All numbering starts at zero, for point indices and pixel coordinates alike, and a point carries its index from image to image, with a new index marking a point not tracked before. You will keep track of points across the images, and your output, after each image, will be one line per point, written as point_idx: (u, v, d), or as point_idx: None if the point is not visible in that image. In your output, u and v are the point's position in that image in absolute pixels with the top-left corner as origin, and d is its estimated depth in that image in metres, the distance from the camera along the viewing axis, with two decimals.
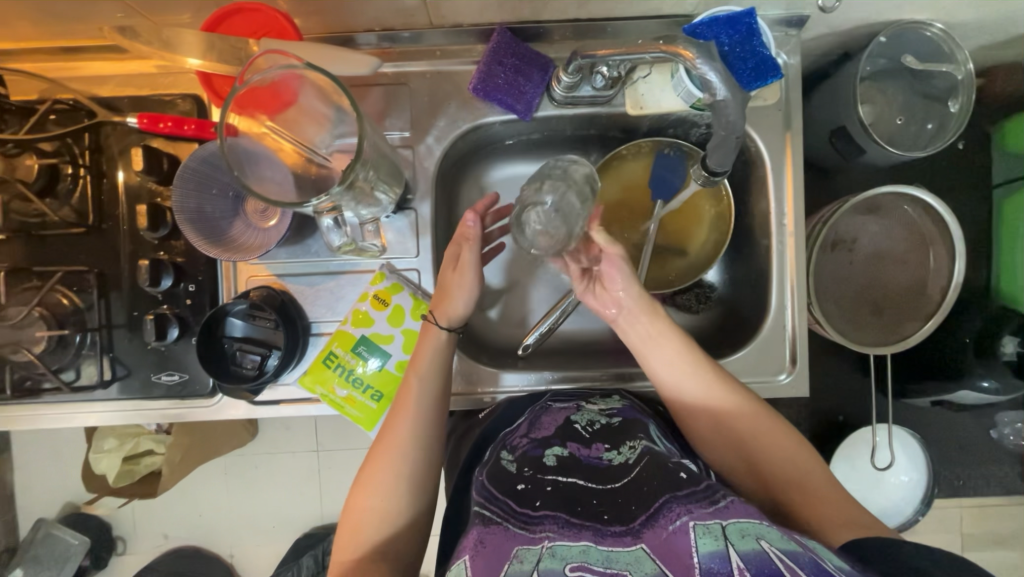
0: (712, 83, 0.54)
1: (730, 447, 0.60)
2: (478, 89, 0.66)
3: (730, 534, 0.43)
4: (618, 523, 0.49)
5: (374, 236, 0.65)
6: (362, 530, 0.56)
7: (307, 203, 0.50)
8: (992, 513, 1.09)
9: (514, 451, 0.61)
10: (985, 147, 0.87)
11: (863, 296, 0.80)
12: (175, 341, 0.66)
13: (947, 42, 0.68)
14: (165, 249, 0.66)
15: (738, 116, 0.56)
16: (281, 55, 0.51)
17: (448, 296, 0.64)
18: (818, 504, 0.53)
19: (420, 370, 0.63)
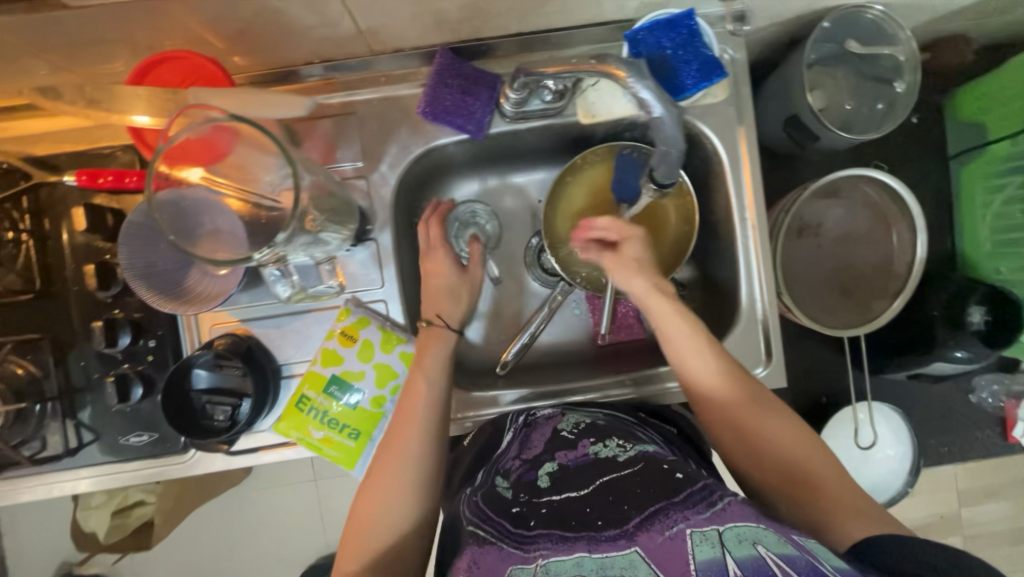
0: (646, 100, 0.54)
1: (749, 453, 0.58)
2: (427, 113, 0.65)
3: (727, 539, 0.43)
4: (611, 526, 0.48)
5: (331, 276, 0.66)
6: (370, 533, 0.56)
7: (250, 258, 0.49)
8: (982, 470, 1.11)
9: (508, 476, 0.59)
10: (939, 119, 0.89)
11: (832, 278, 0.81)
12: (140, 401, 0.64)
13: (889, 24, 0.67)
14: (120, 306, 0.64)
15: (676, 130, 0.55)
16: (208, 109, 0.50)
17: (442, 296, 0.70)
18: (837, 508, 0.51)
19: (427, 371, 0.64)
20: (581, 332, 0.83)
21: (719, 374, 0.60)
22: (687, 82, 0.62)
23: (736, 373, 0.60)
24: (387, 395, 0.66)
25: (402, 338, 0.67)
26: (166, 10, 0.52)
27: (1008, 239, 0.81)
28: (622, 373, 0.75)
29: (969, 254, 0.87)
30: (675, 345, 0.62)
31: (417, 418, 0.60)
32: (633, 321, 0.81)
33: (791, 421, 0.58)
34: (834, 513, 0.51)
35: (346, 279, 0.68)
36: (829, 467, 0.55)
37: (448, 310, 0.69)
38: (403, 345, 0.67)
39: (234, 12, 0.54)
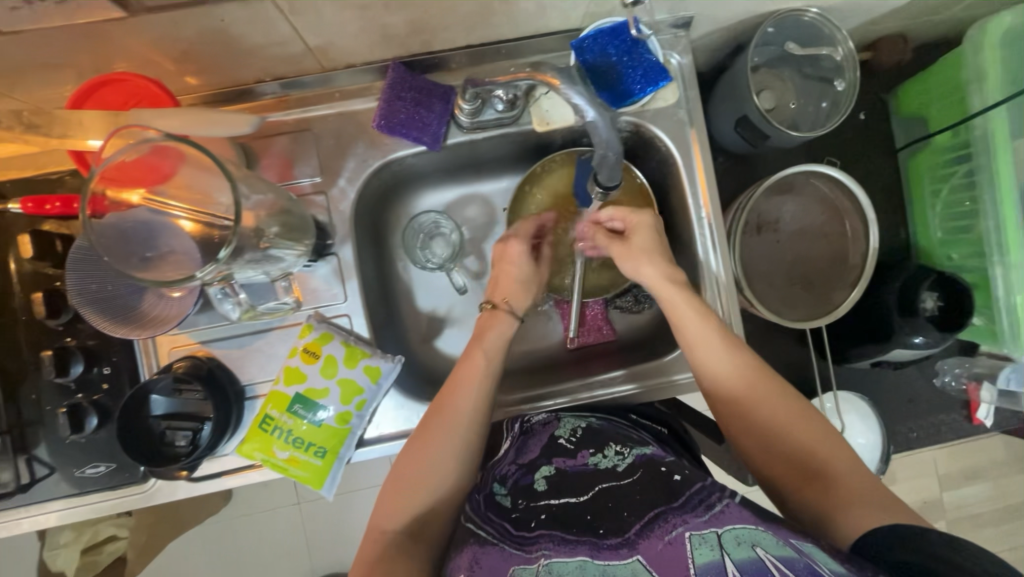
0: (579, 104, 0.55)
1: (759, 442, 0.56)
2: (383, 126, 0.65)
3: (725, 542, 0.44)
4: (613, 534, 0.48)
5: (286, 292, 0.65)
6: (402, 507, 0.56)
7: (194, 277, 0.47)
8: (954, 453, 1.14)
9: (505, 482, 0.58)
10: (885, 114, 0.92)
11: (793, 272, 0.82)
12: (96, 431, 0.62)
13: (826, 24, 0.70)
14: (72, 334, 0.62)
15: (610, 133, 0.57)
16: (139, 127, 0.49)
17: (513, 284, 0.72)
18: (845, 501, 0.49)
19: (485, 352, 0.65)
20: (552, 337, 0.83)
21: (729, 362, 0.59)
22: (634, 87, 0.65)
23: (747, 361, 0.59)
24: (352, 410, 0.65)
25: (366, 353, 0.66)
26: (106, 33, 0.51)
27: (958, 226, 0.84)
28: (589, 378, 0.75)
29: (923, 242, 0.90)
30: (685, 332, 0.62)
31: (472, 394, 0.61)
32: (602, 322, 0.81)
33: (805, 408, 0.56)
34: (841, 507, 0.49)
35: (303, 295, 0.67)
36: (843, 456, 0.53)
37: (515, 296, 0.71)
38: (367, 360, 0.66)
39: (178, 34, 0.54)
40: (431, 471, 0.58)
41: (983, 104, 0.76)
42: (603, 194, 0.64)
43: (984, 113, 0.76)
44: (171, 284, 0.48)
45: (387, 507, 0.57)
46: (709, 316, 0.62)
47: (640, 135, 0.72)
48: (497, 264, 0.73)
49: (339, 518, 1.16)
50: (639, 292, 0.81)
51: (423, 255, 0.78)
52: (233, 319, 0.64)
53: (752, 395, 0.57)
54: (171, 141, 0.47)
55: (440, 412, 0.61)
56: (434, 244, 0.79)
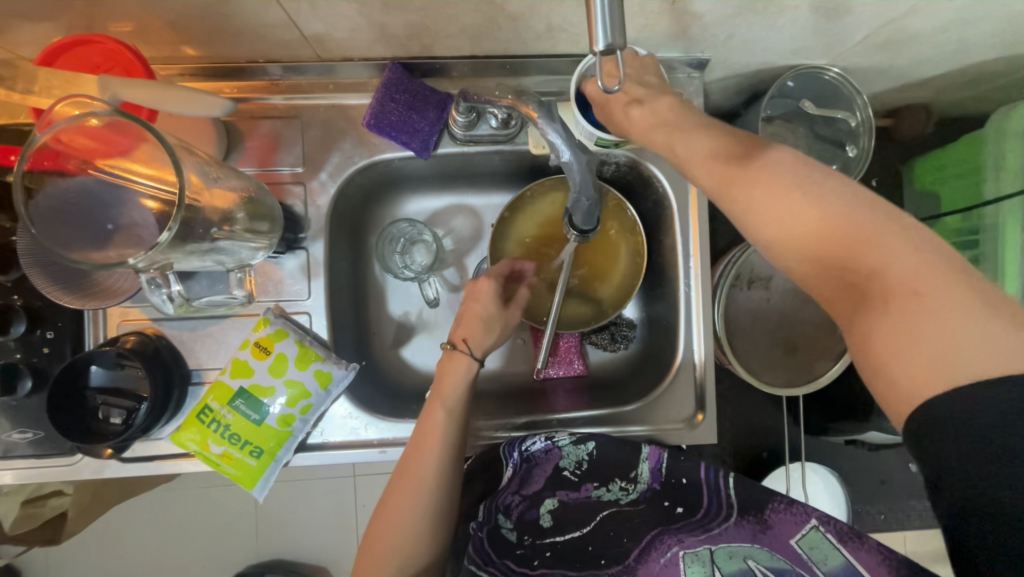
0: (554, 144, 0.49)
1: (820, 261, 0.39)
2: (372, 124, 0.63)
3: (717, 558, 0.52)
4: (615, 563, 0.55)
5: (239, 286, 0.62)
6: None
7: (124, 263, 0.44)
8: None
9: (510, 516, 0.59)
10: (898, 184, 0.90)
11: (778, 335, 0.80)
12: (28, 395, 0.60)
13: (846, 85, 0.69)
14: (20, 292, 0.59)
15: (587, 177, 0.51)
16: (88, 100, 0.45)
17: (477, 323, 0.66)
18: (919, 334, 0.35)
19: (446, 402, 0.62)
20: (522, 363, 0.80)
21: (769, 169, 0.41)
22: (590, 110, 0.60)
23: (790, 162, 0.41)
24: (296, 414, 0.62)
25: (320, 356, 0.63)
26: None
27: None
28: (550, 414, 0.71)
29: None
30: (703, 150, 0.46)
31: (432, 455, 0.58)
32: (574, 356, 0.77)
33: (881, 212, 0.38)
34: (910, 354, 0.35)
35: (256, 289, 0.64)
36: (943, 272, 0.35)
37: (477, 338, 0.66)
38: (319, 364, 0.63)
39: (168, 4, 0.52)
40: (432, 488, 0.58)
41: (995, 193, 0.74)
42: (580, 239, 0.58)
43: (997, 203, 0.73)
44: (95, 267, 0.44)
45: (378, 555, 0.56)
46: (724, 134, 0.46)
47: (638, 171, 0.71)
48: (465, 301, 0.68)
49: (290, 509, 1.13)
50: (617, 329, 0.78)
51: (401, 260, 0.74)
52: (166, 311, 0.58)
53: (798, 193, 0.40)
54: (119, 117, 0.44)
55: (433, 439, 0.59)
56: (416, 249, 0.75)
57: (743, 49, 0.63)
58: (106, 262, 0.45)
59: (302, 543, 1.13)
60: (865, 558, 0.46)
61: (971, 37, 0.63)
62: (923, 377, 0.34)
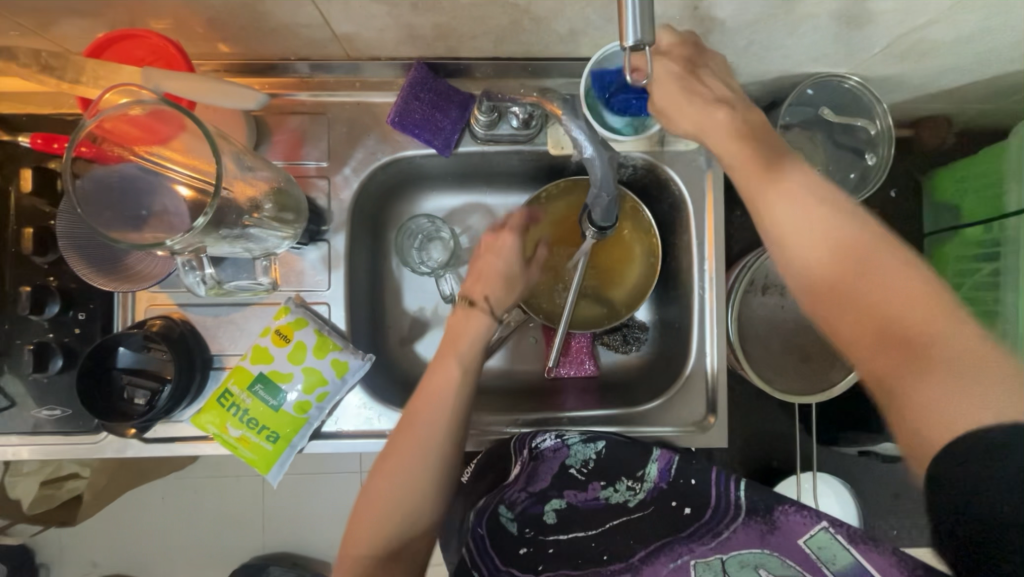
0: (577, 140, 0.51)
1: (863, 308, 0.44)
2: (396, 122, 0.64)
3: (729, 567, 0.51)
4: (617, 561, 0.54)
5: (264, 273, 0.64)
6: (372, 527, 0.57)
7: (163, 245, 0.46)
8: None
9: (513, 508, 0.59)
10: (917, 195, 0.89)
11: (792, 342, 0.79)
12: (59, 373, 0.62)
13: (865, 94, 0.69)
14: (56, 274, 0.62)
15: (607, 173, 0.52)
16: (134, 90, 0.48)
17: (495, 280, 0.67)
18: (954, 377, 0.39)
19: (461, 355, 0.64)
20: (533, 362, 0.80)
21: (825, 219, 0.46)
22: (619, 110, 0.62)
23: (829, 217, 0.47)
24: (312, 401, 0.64)
25: (337, 346, 0.65)
26: None
27: None
28: (560, 412, 0.72)
29: None
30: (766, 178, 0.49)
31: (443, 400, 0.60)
32: (585, 356, 0.77)
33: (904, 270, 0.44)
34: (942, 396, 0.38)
35: (280, 277, 0.66)
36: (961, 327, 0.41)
37: (494, 296, 0.67)
38: (337, 353, 0.64)
39: (209, 2, 0.54)
40: (429, 435, 0.59)
41: (1018, 204, 0.73)
42: (597, 237, 0.59)
43: (1019, 214, 0.72)
44: (134, 248, 0.46)
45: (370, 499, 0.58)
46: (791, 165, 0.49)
47: (655, 174, 0.72)
48: (482, 255, 0.69)
49: (299, 501, 1.14)
50: (630, 331, 0.79)
51: (418, 256, 0.75)
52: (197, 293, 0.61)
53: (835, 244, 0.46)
54: (163, 106, 0.46)
55: (432, 388, 0.61)
56: (433, 246, 0.76)
57: (763, 56, 0.64)
58: (145, 244, 0.47)
59: (307, 537, 1.14)
60: (878, 562, 0.45)
61: (995, 48, 0.63)
62: (959, 416, 0.38)
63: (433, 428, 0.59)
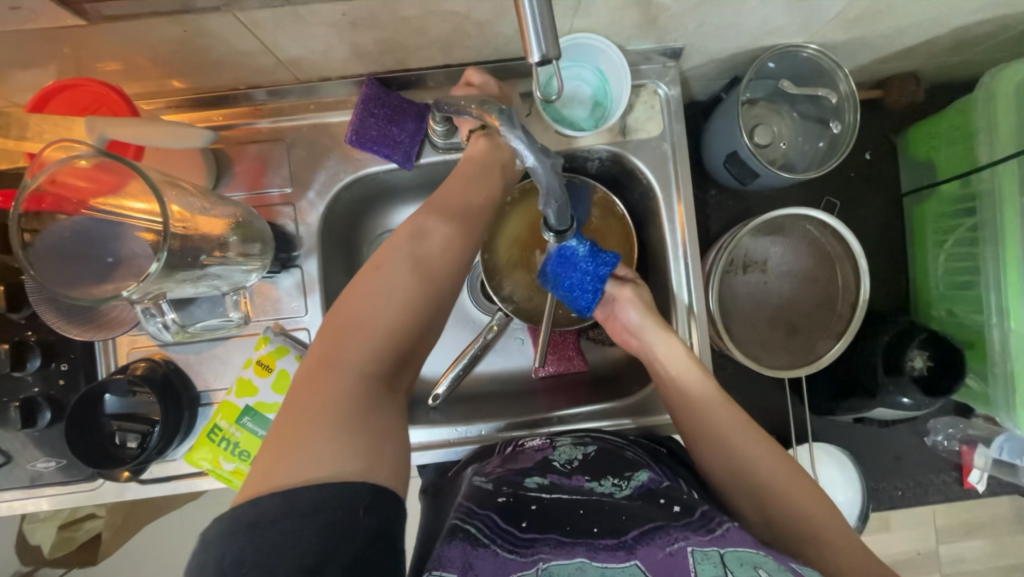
0: (517, 150, 0.44)
1: (755, 508, 0.59)
2: (354, 141, 0.64)
3: (728, 561, 0.46)
4: (609, 535, 0.49)
5: (234, 308, 0.65)
6: (361, 353, 0.51)
7: (119, 296, 0.47)
8: (959, 510, 1.07)
9: (489, 475, 0.60)
10: (892, 155, 0.88)
11: (778, 318, 0.80)
12: (48, 426, 0.63)
13: (825, 61, 0.68)
14: (34, 328, 0.62)
15: (555, 181, 0.47)
16: (72, 144, 0.47)
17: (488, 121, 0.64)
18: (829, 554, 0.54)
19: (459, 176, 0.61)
20: (520, 364, 0.81)
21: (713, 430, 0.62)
22: (584, 306, 0.68)
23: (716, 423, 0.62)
24: None
25: None
26: (73, 38, 0.51)
27: (960, 281, 0.79)
28: (551, 412, 0.73)
29: (923, 294, 0.86)
30: (673, 386, 0.64)
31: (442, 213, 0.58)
32: (573, 351, 0.77)
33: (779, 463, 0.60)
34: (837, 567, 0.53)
35: (253, 310, 0.67)
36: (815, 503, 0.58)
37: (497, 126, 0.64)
38: None
39: (146, 41, 0.53)
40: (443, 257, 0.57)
41: (990, 157, 0.72)
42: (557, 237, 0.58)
43: (991, 167, 0.71)
44: (90, 302, 0.47)
45: (349, 346, 0.51)
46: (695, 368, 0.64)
47: (621, 164, 0.71)
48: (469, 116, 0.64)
49: None
50: None
51: None
52: (165, 339, 0.63)
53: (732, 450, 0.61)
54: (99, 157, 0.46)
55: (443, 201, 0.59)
56: None
57: (717, 34, 0.63)
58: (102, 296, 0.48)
59: None
60: None
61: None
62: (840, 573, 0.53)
63: (437, 256, 0.57)
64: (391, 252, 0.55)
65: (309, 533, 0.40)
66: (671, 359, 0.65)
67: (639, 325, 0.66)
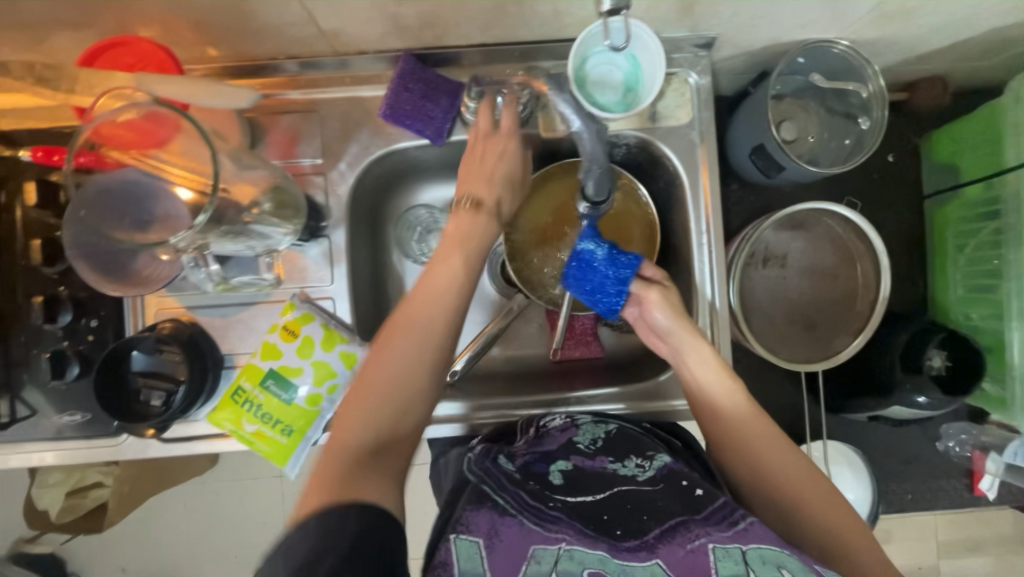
0: (565, 114, 0.50)
1: (772, 507, 0.59)
2: (387, 114, 0.65)
3: (751, 560, 0.47)
4: (630, 536, 0.50)
5: (268, 270, 0.67)
6: (362, 417, 0.54)
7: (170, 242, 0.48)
8: (966, 519, 1.07)
9: (513, 460, 0.60)
10: (915, 158, 0.89)
11: (794, 314, 0.80)
12: (76, 380, 0.64)
13: (856, 57, 0.68)
14: (66, 284, 0.64)
15: (597, 146, 0.51)
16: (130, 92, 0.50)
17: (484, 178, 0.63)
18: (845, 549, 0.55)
19: (460, 241, 0.61)
20: (536, 346, 0.81)
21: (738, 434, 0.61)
22: (607, 309, 0.67)
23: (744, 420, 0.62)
24: (323, 393, 0.65)
25: (344, 338, 0.66)
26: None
27: (980, 285, 0.79)
28: (567, 393, 0.73)
29: (941, 298, 0.86)
30: (701, 395, 0.64)
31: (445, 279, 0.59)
32: (591, 337, 0.78)
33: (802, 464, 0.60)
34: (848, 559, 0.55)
35: (284, 274, 0.68)
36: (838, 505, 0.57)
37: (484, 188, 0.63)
38: (344, 346, 0.66)
39: (194, 5, 0.54)
40: (439, 320, 0.57)
41: (1018, 159, 0.72)
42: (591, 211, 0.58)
43: (1017, 169, 0.72)
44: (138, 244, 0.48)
45: (358, 407, 0.54)
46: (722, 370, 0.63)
47: (648, 151, 0.72)
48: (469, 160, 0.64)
49: None
50: None
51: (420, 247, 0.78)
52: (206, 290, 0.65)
53: (754, 453, 0.60)
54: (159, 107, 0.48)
55: (442, 268, 0.59)
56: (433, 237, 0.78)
57: (751, 25, 0.64)
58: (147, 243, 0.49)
59: None
60: None
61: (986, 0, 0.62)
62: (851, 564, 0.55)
63: (435, 325, 0.57)
64: (399, 329, 0.57)
65: (309, 545, 0.43)
66: (700, 363, 0.64)
67: (672, 328, 0.64)
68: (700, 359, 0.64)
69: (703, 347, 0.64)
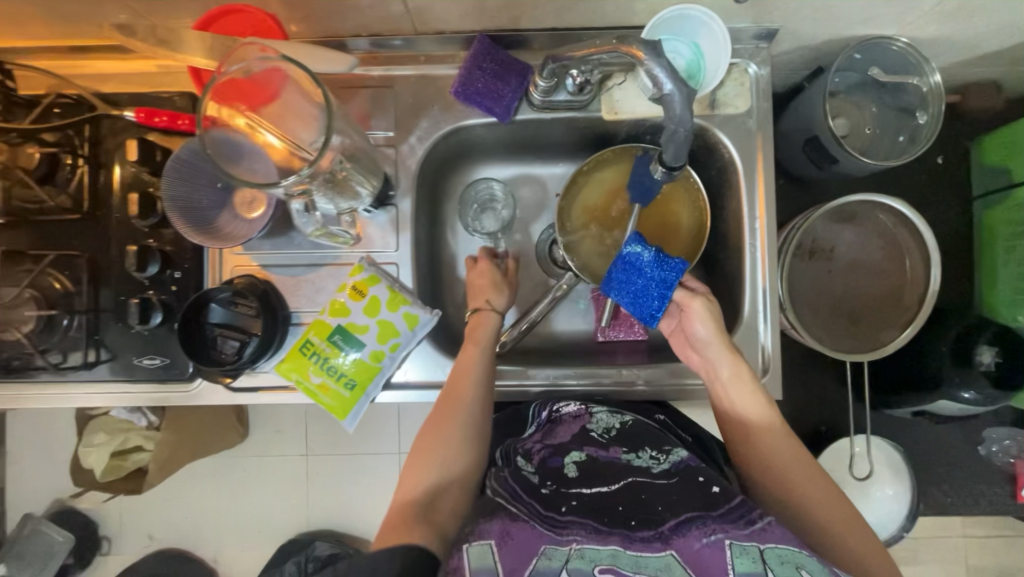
0: (658, 77, 0.53)
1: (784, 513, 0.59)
2: (460, 92, 0.70)
3: (769, 558, 0.46)
4: (646, 527, 0.50)
5: (348, 226, 0.69)
6: (412, 479, 0.57)
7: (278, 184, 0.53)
8: (1008, 534, 1.04)
9: (531, 460, 0.60)
10: (965, 160, 0.90)
11: (839, 307, 0.81)
12: (158, 326, 0.68)
13: (914, 54, 0.70)
14: (155, 237, 0.69)
15: (685, 110, 0.54)
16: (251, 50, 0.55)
17: (489, 287, 0.72)
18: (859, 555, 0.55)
19: (478, 341, 0.68)
20: (582, 325, 0.84)
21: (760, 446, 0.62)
22: (648, 314, 0.67)
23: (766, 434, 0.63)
24: (386, 351, 0.69)
25: (407, 300, 0.69)
26: None
27: None
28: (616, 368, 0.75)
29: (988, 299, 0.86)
30: (730, 405, 0.65)
31: (470, 375, 0.64)
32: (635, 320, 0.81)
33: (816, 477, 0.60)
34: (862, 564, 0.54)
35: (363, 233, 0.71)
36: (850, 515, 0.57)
37: (494, 295, 0.71)
38: (408, 307, 0.69)
39: None
40: (471, 387, 0.63)
41: None
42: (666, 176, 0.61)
43: None
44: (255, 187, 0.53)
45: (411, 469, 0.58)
46: (750, 384, 0.65)
47: (704, 138, 0.74)
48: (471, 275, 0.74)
49: (347, 475, 1.16)
50: None
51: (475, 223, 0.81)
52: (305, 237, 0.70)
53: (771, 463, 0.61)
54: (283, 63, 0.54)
55: (468, 366, 0.65)
56: (487, 214, 0.82)
57: (815, 18, 0.67)
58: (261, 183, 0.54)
59: (356, 513, 1.16)
60: None
61: None
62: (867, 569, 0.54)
63: (465, 394, 0.63)
64: (431, 420, 0.62)
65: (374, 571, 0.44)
66: (731, 375, 0.65)
67: (711, 345, 0.66)
68: (730, 369, 0.65)
69: (740, 367, 0.65)
